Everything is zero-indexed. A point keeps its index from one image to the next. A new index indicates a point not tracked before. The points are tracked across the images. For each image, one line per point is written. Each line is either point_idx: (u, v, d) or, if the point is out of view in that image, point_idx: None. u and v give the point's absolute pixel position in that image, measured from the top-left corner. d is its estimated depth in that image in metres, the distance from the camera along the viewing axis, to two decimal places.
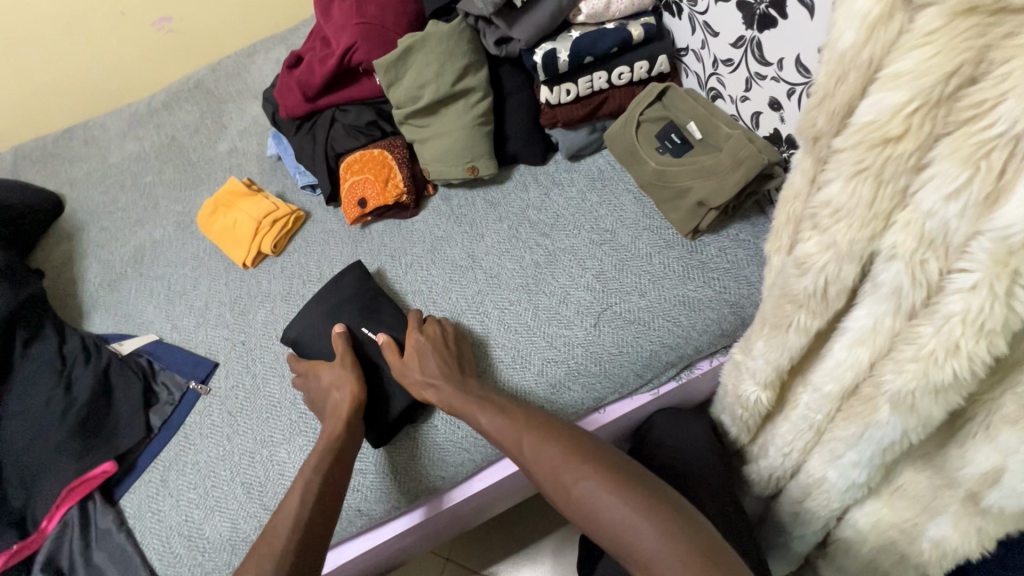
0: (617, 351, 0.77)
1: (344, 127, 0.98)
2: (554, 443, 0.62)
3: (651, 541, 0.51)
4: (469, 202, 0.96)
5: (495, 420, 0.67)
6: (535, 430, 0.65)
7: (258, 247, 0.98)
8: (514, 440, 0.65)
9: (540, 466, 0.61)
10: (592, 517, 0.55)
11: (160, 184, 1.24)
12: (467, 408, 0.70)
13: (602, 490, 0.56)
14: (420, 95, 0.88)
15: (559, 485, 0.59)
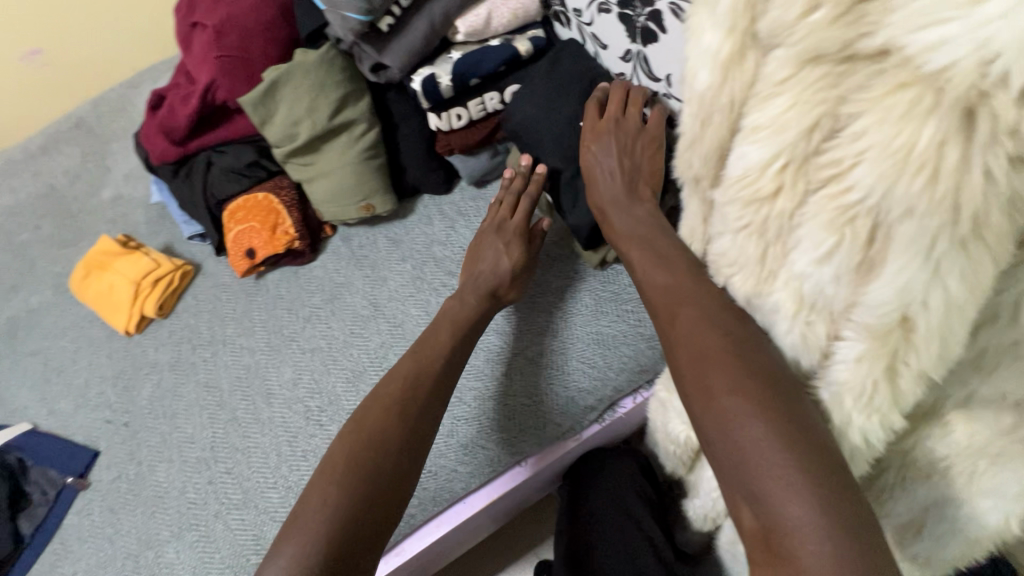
0: (530, 399, 0.72)
1: (223, 171, 0.88)
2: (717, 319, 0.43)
3: (795, 481, 0.36)
4: (371, 240, 0.88)
5: (668, 272, 0.48)
6: (703, 297, 0.45)
7: (140, 312, 0.88)
8: (664, 298, 0.47)
9: (684, 341, 0.44)
10: (723, 428, 0.39)
11: (38, 242, 1.11)
12: (626, 246, 0.57)
13: (757, 408, 0.39)
14: (295, 133, 0.79)
15: (697, 367, 0.42)
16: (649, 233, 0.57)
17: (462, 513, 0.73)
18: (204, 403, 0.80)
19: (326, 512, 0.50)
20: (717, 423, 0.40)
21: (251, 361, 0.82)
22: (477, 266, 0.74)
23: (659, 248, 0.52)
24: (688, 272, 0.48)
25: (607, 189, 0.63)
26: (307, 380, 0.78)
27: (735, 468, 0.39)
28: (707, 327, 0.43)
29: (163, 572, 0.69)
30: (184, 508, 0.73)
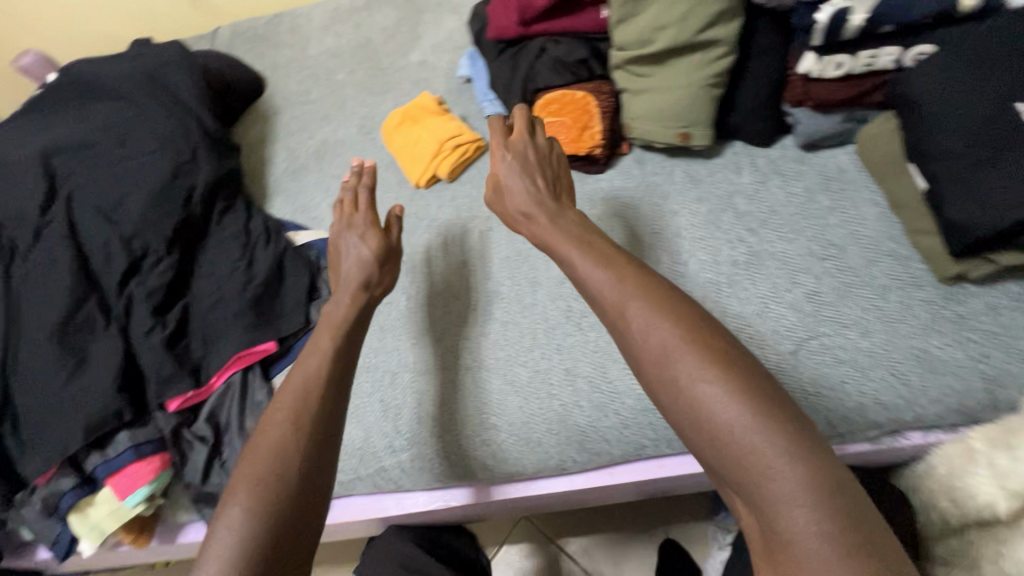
0: (814, 390, 0.65)
1: (552, 60, 0.89)
2: (677, 326, 0.49)
3: (752, 438, 0.43)
4: (667, 170, 0.85)
5: (610, 281, 0.55)
6: (652, 300, 0.52)
7: (435, 170, 0.96)
8: (620, 303, 0.53)
9: (633, 338, 0.51)
10: (696, 420, 0.46)
11: (351, 85, 1.25)
12: (561, 245, 0.60)
13: (719, 389, 0.45)
14: (653, 39, 0.77)
15: (659, 363, 0.48)
16: (582, 237, 0.61)
17: (686, 467, 0.71)
18: (472, 268, 0.86)
19: (276, 467, 0.54)
20: (694, 425, 0.46)
21: (523, 247, 0.85)
22: (354, 261, 0.73)
23: (599, 251, 0.58)
24: (629, 275, 0.54)
25: (519, 199, 0.67)
26: (576, 282, 0.79)
27: (700, 427, 0.46)
28: (663, 327, 0.49)
29: (413, 395, 0.77)
30: (439, 350, 0.79)
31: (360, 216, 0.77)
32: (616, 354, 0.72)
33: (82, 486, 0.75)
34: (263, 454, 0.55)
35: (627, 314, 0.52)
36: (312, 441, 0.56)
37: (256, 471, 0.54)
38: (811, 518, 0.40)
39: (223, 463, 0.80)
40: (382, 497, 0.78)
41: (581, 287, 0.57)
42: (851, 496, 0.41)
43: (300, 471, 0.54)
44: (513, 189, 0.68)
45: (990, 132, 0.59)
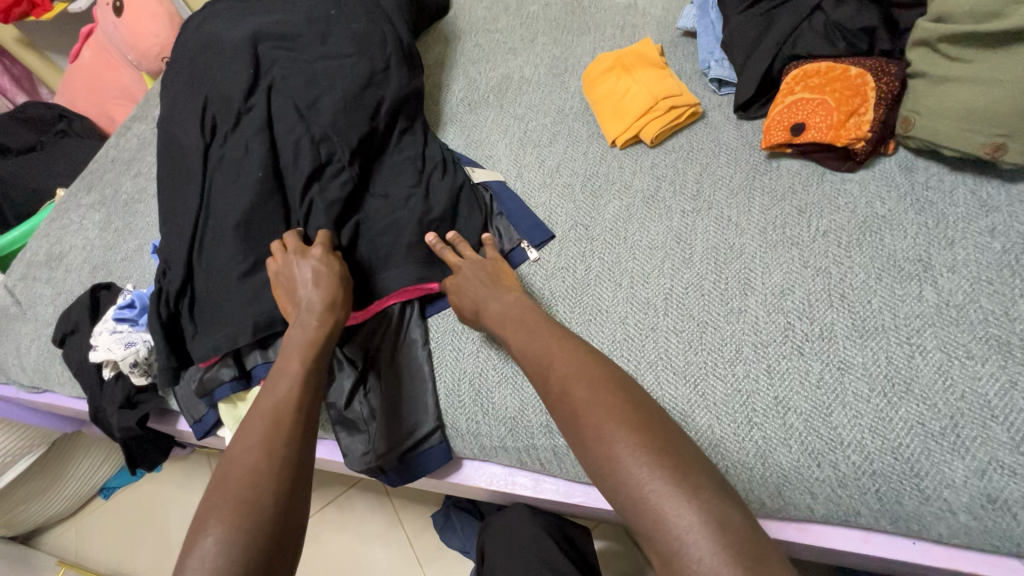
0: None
1: (825, 25, 0.73)
2: (583, 378, 0.50)
3: (658, 492, 0.40)
4: (947, 187, 0.68)
5: (542, 346, 0.56)
6: (564, 359, 0.53)
7: (638, 130, 0.84)
8: (537, 368, 0.54)
9: (562, 404, 0.50)
10: (599, 466, 0.44)
11: (544, 19, 1.14)
12: (501, 319, 0.63)
13: (615, 432, 0.44)
14: (1001, 14, 0.59)
15: (577, 429, 0.47)
16: (528, 323, 0.61)
17: (904, 552, 0.57)
18: (669, 252, 0.75)
19: (244, 466, 0.52)
20: (595, 464, 0.45)
21: (736, 242, 0.72)
22: (312, 284, 0.68)
23: (539, 325, 0.59)
24: (549, 342, 0.56)
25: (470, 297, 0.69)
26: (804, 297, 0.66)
27: (625, 499, 0.42)
28: (583, 393, 0.48)
29: None
30: (619, 335, 0.70)
31: (456, 260, 0.75)
32: (846, 396, 0.59)
33: (240, 379, 0.76)
34: (245, 442, 0.54)
35: (555, 379, 0.52)
36: (294, 440, 0.55)
37: (248, 464, 0.52)
38: (706, 552, 0.37)
39: (366, 393, 0.77)
40: (522, 474, 0.73)
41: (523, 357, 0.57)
42: (754, 552, 0.37)
43: (274, 484, 0.51)
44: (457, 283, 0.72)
45: None
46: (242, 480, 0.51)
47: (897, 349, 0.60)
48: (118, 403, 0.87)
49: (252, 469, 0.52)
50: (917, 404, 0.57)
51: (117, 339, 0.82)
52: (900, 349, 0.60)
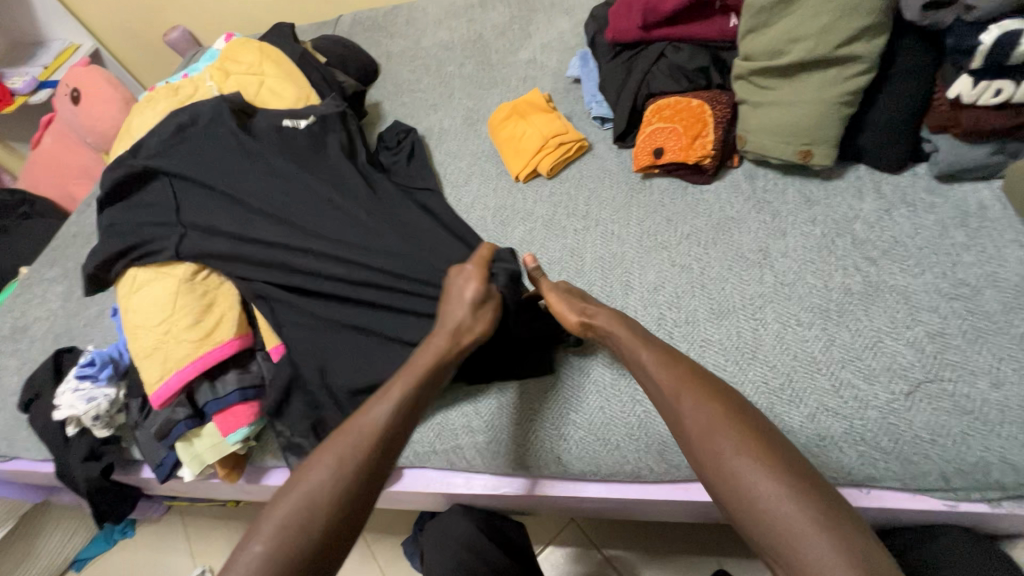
0: (926, 436, 0.60)
1: (670, 67, 0.89)
2: (714, 402, 0.56)
3: (797, 520, 0.48)
4: (779, 188, 0.82)
5: (673, 374, 0.60)
6: (703, 393, 0.58)
7: (536, 165, 0.97)
8: (674, 397, 0.59)
9: (696, 432, 0.56)
10: (733, 488, 0.52)
11: (459, 77, 1.29)
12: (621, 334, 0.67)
13: (759, 469, 0.51)
14: (786, 51, 0.75)
15: (715, 454, 0.54)
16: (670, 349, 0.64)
17: None
18: (565, 266, 0.86)
19: (330, 487, 0.57)
20: (723, 484, 0.53)
21: (619, 251, 0.85)
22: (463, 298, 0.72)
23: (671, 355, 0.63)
24: (682, 371, 0.60)
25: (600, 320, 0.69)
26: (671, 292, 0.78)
27: (754, 518, 0.50)
28: (725, 433, 0.54)
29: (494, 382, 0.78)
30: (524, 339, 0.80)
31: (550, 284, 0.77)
32: (707, 368, 0.70)
33: (193, 417, 0.83)
34: (322, 459, 0.59)
35: (689, 407, 0.57)
36: (359, 475, 0.58)
37: (317, 482, 0.57)
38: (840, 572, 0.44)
39: None
40: (455, 474, 0.82)
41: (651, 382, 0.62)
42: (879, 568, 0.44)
43: (343, 496, 0.57)
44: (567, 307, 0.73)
45: None
46: (300, 503, 0.56)
47: (745, 325, 0.72)
48: (83, 456, 0.93)
49: (315, 483, 0.57)
50: (762, 368, 0.68)
51: (79, 396, 0.89)
52: (747, 324, 0.72)
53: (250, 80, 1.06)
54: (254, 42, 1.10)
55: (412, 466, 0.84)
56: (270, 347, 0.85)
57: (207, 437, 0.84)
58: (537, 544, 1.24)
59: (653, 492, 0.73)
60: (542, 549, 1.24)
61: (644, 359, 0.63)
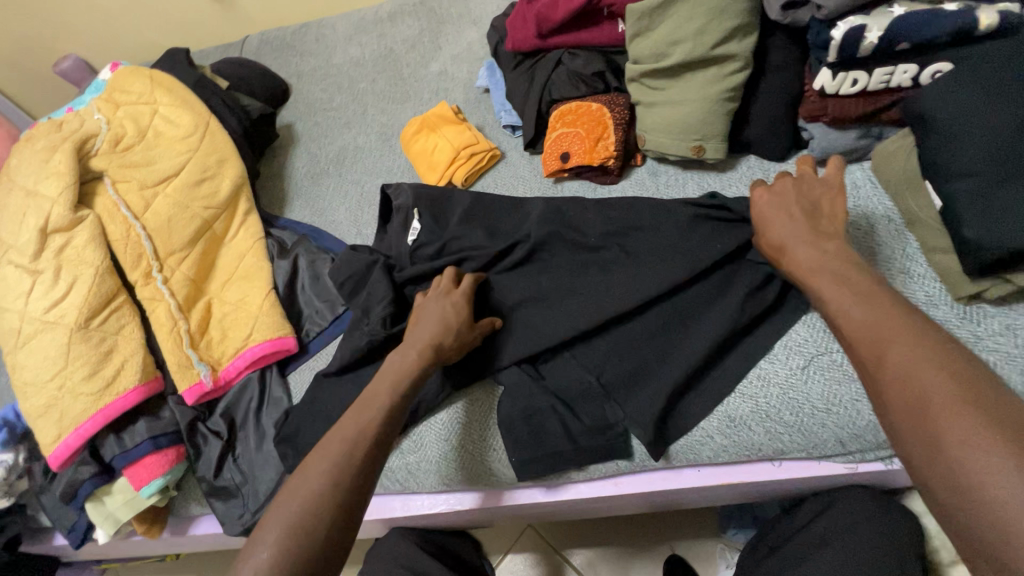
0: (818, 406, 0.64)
1: (569, 73, 0.92)
2: (942, 361, 0.43)
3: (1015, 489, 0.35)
4: (679, 183, 0.85)
5: (877, 315, 0.48)
6: (909, 332, 0.46)
7: (450, 176, 0.97)
8: (877, 347, 0.47)
9: (892, 378, 0.45)
10: (921, 434, 0.41)
11: (372, 93, 1.27)
12: (815, 279, 0.55)
13: (965, 419, 0.39)
14: (668, 53, 0.78)
15: (916, 404, 0.42)
16: (848, 278, 0.53)
17: (692, 479, 0.70)
18: None
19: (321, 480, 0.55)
20: (918, 430, 0.42)
21: None
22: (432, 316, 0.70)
23: (862, 290, 0.51)
24: (896, 319, 0.47)
25: (801, 253, 0.58)
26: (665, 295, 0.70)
27: (955, 486, 0.38)
28: (927, 374, 0.43)
29: None
30: None
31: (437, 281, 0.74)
32: None
33: (101, 474, 0.77)
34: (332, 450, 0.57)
35: (885, 344, 0.46)
36: (356, 475, 0.56)
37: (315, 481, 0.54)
38: None
39: (235, 459, 0.81)
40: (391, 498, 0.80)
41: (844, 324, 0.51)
42: None
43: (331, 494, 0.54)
44: (790, 249, 0.59)
45: (1004, 151, 0.58)
46: (307, 502, 0.53)
47: None
48: None
49: (315, 487, 0.54)
50: None
51: None
52: None
53: (142, 110, 1.01)
54: (144, 70, 1.04)
55: None
56: (182, 390, 0.81)
57: (119, 493, 0.78)
58: (497, 554, 1.24)
59: (585, 491, 0.73)
60: (502, 558, 1.23)
61: (828, 296, 0.53)
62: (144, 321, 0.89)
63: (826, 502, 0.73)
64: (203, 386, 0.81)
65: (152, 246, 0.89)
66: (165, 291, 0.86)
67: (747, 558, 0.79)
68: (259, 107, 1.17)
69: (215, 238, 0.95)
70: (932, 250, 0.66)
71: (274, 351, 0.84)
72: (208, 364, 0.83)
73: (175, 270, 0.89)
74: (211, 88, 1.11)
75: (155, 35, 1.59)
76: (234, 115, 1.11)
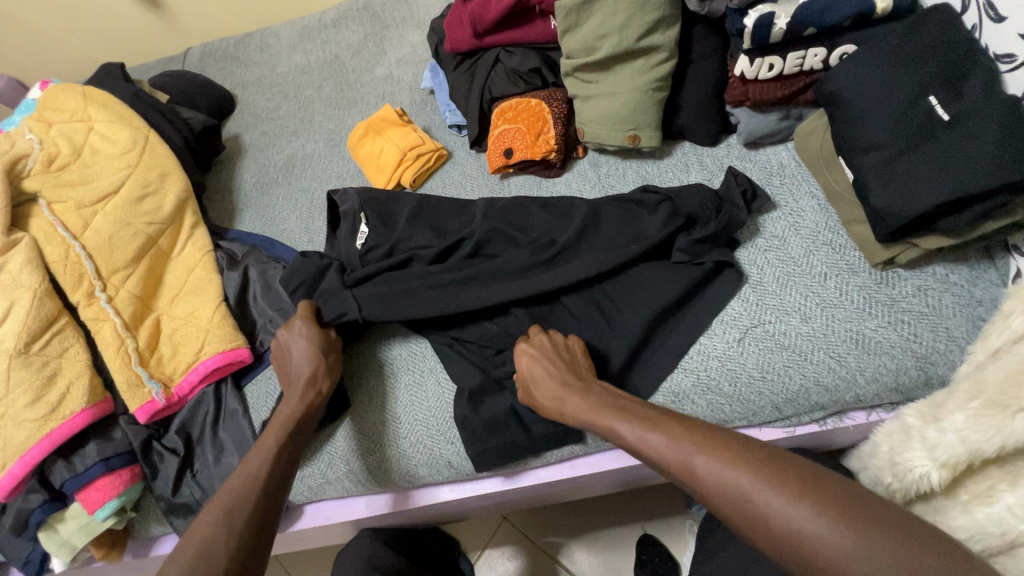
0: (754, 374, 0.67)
1: (507, 71, 0.94)
2: (734, 453, 0.49)
3: (816, 535, 0.43)
4: (619, 172, 0.88)
5: (667, 435, 0.53)
6: (703, 439, 0.51)
7: (398, 178, 0.98)
8: (682, 461, 0.51)
9: (720, 489, 0.48)
10: (766, 530, 0.45)
11: (318, 100, 1.27)
12: (607, 419, 0.58)
13: (789, 504, 0.45)
14: (598, 47, 0.81)
15: (745, 504, 0.46)
16: (628, 408, 0.58)
17: None
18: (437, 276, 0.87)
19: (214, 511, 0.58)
20: (760, 530, 0.46)
21: None
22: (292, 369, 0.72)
23: (644, 415, 0.57)
24: (683, 436, 0.52)
25: (547, 384, 0.65)
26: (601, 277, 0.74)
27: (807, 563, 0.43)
28: (732, 475, 0.48)
29: (377, 400, 0.78)
30: (403, 352, 0.81)
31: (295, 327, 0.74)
32: None
33: (52, 501, 0.75)
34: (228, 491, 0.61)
35: (694, 460, 0.50)
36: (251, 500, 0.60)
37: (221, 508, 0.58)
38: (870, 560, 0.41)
39: (194, 476, 0.80)
40: (354, 501, 0.80)
41: (647, 452, 0.54)
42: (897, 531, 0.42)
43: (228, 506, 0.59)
44: (543, 381, 0.65)
45: (904, 125, 0.62)
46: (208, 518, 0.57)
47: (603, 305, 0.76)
48: None
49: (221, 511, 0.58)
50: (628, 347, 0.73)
51: None
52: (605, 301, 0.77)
53: (76, 128, 0.98)
54: (77, 87, 1.02)
55: (309, 503, 0.81)
56: (134, 409, 0.79)
57: (71, 519, 0.76)
58: (476, 551, 1.25)
59: (546, 476, 0.75)
60: (481, 554, 1.24)
61: (623, 430, 0.56)
62: (90, 343, 0.87)
63: None
64: (156, 403, 0.80)
65: (93, 265, 0.87)
66: (110, 310, 0.84)
67: (705, 528, 0.83)
68: (201, 120, 1.15)
69: (160, 253, 0.93)
70: (850, 220, 0.71)
71: (228, 363, 0.84)
72: (160, 381, 0.82)
73: (120, 288, 0.87)
74: (149, 102, 1.09)
75: (91, 51, 1.55)
76: (175, 128, 1.10)
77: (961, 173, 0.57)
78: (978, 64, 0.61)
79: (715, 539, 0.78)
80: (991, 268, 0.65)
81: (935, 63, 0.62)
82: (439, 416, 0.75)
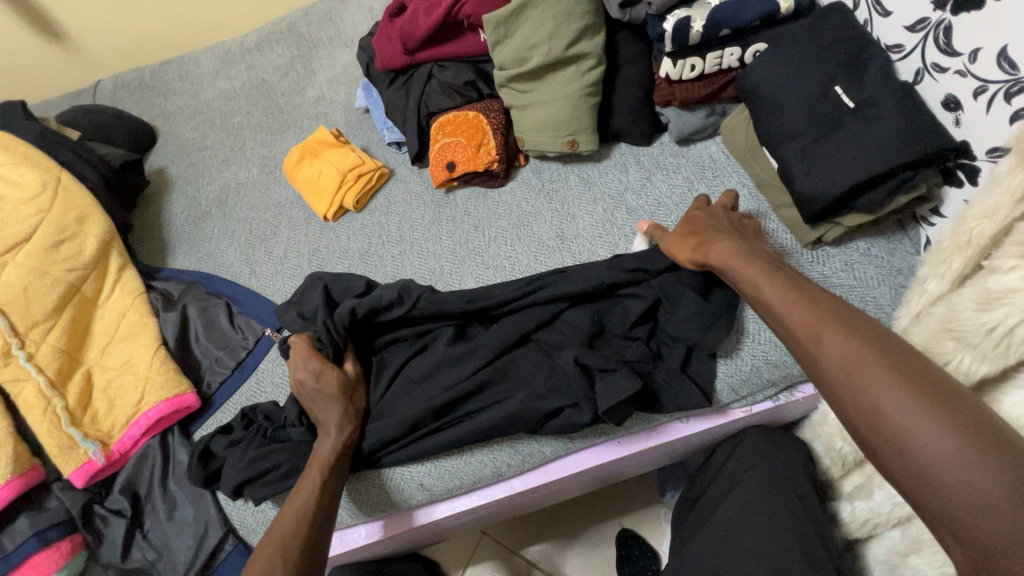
0: (710, 377, 0.70)
1: (441, 85, 0.94)
2: (809, 300, 0.51)
3: (900, 415, 0.41)
4: (562, 177, 0.90)
5: (803, 309, 0.51)
6: (849, 327, 0.47)
7: (340, 201, 0.96)
8: (810, 332, 0.49)
9: (841, 367, 0.46)
10: (898, 453, 0.41)
11: (248, 126, 1.22)
12: (749, 280, 0.57)
13: (877, 370, 0.44)
14: (528, 57, 0.83)
15: (862, 401, 0.43)
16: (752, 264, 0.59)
17: (614, 452, 0.74)
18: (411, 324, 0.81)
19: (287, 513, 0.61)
20: (890, 444, 0.41)
21: (436, 266, 0.89)
22: (318, 399, 0.70)
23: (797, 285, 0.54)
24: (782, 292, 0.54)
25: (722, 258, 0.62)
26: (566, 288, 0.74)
27: (881, 431, 0.42)
28: (835, 343, 0.47)
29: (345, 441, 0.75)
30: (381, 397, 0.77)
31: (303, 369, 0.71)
32: None
33: None
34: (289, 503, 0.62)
35: (852, 356, 0.45)
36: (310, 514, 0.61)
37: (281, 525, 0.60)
38: (946, 439, 0.39)
39: (145, 536, 0.74)
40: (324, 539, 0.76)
41: (775, 317, 0.53)
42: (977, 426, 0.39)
43: (311, 509, 0.61)
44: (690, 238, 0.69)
45: (818, 112, 0.67)
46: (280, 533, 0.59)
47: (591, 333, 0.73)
48: None
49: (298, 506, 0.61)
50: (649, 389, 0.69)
51: None
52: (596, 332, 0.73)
53: None
54: None
55: None
56: (69, 473, 0.73)
57: None
58: (457, 571, 1.22)
59: (521, 485, 0.75)
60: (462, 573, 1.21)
61: (770, 299, 0.54)
62: (10, 405, 0.79)
63: (733, 445, 0.81)
64: (94, 464, 0.74)
65: (8, 322, 0.80)
66: (31, 368, 0.77)
67: (678, 514, 0.85)
68: (120, 155, 1.08)
69: (85, 301, 0.87)
70: (779, 206, 0.75)
71: (172, 411, 0.78)
72: (97, 439, 0.76)
73: (41, 344, 0.80)
74: (58, 139, 1.01)
75: None
76: (91, 165, 1.02)
77: (871, 154, 0.62)
78: (874, 55, 0.66)
79: (687, 522, 0.80)
80: (905, 238, 0.72)
81: (838, 57, 0.67)
82: (414, 435, 0.71)
